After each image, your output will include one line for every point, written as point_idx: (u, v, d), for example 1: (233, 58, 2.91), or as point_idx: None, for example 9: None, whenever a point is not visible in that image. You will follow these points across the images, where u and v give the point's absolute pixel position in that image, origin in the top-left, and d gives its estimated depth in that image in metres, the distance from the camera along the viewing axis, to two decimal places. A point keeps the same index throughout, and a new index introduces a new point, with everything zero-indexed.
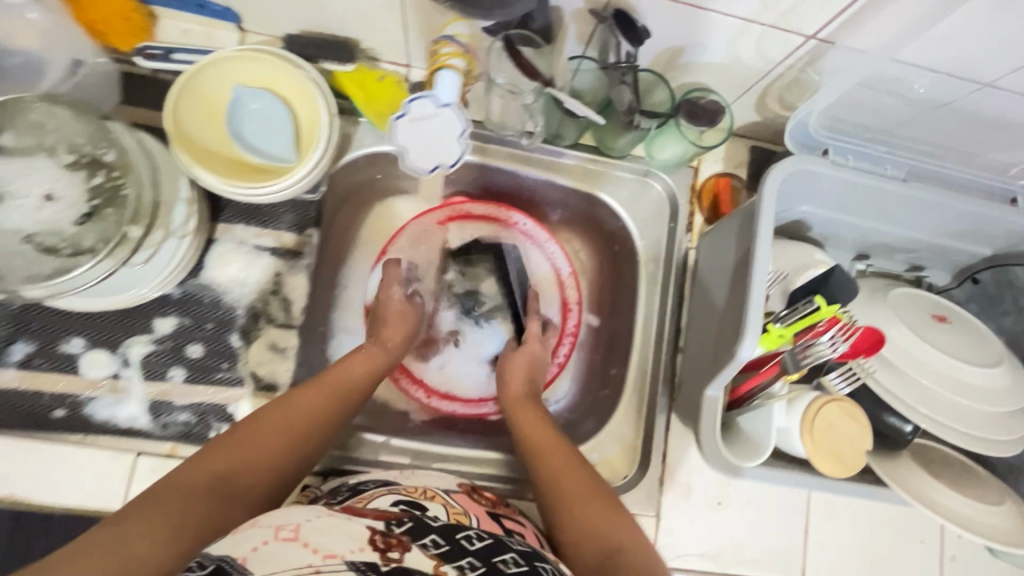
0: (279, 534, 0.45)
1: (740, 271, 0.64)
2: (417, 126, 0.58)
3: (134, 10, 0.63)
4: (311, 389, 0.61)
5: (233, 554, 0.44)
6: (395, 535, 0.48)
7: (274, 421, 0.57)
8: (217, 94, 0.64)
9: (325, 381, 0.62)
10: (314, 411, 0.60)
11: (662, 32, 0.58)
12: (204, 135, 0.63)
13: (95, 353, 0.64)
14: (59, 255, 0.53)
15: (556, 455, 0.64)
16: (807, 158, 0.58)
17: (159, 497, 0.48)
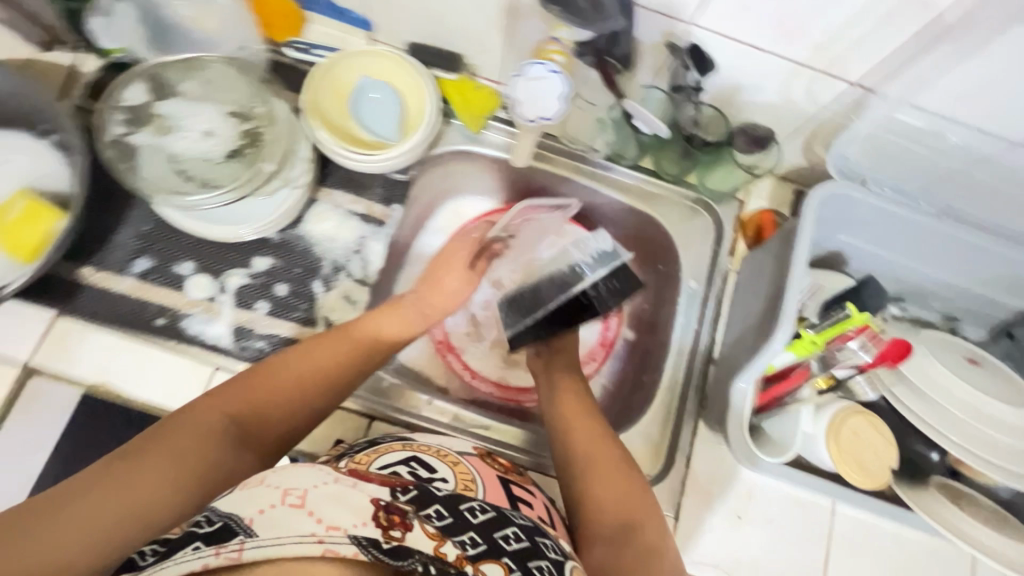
0: (286, 499, 0.47)
1: (777, 284, 0.69)
2: (530, 82, 0.64)
3: (293, 11, 0.78)
4: (328, 349, 0.65)
5: (240, 513, 0.46)
6: (397, 512, 0.47)
7: (286, 371, 0.61)
8: (343, 78, 0.77)
9: (342, 343, 0.66)
10: (329, 370, 0.64)
11: (725, 69, 0.68)
12: (330, 110, 0.76)
13: (200, 277, 0.74)
14: (207, 181, 0.65)
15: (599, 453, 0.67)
16: (843, 183, 0.65)
17: (170, 435, 0.52)
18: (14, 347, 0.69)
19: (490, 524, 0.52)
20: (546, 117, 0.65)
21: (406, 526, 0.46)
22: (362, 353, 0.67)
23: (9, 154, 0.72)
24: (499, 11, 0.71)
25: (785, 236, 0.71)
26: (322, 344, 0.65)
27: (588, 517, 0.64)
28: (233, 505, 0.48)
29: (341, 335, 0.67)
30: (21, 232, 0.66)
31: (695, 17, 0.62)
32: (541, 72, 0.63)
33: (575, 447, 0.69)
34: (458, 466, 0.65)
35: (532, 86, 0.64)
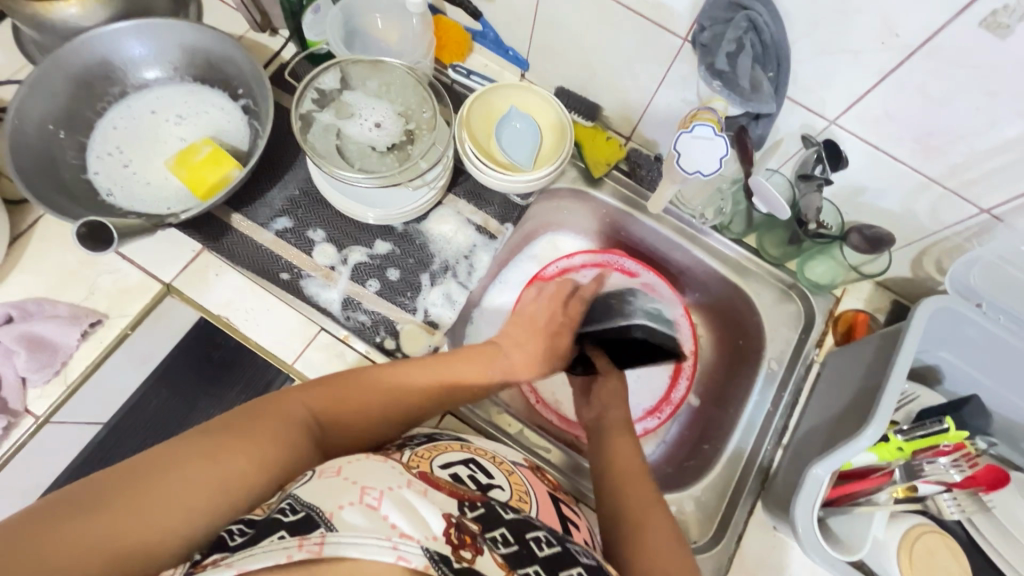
0: (363, 498, 0.47)
1: (870, 384, 0.69)
2: (698, 141, 0.68)
3: (464, 40, 0.89)
4: (406, 380, 0.65)
5: (321, 505, 0.46)
6: (468, 534, 0.47)
7: (368, 391, 0.62)
8: (496, 104, 0.85)
9: (419, 377, 0.66)
10: (400, 403, 0.64)
11: (854, 169, 0.72)
12: (478, 129, 0.84)
13: (327, 245, 0.82)
14: (369, 166, 0.74)
15: (637, 486, 0.68)
16: (955, 299, 0.66)
17: (263, 420, 0.53)
18: (161, 267, 0.77)
19: (555, 560, 0.50)
20: (706, 172, 0.68)
21: (477, 549, 0.46)
22: (436, 392, 0.67)
23: (205, 106, 0.83)
24: (650, 76, 0.78)
25: (885, 337, 0.71)
26: (399, 376, 0.65)
27: (636, 549, 0.61)
28: (312, 493, 0.47)
29: (421, 370, 0.67)
30: (203, 173, 0.76)
31: (838, 116, 0.67)
32: (709, 134, 0.67)
33: (627, 495, 0.67)
34: (512, 475, 0.66)
35: (701, 145, 0.67)
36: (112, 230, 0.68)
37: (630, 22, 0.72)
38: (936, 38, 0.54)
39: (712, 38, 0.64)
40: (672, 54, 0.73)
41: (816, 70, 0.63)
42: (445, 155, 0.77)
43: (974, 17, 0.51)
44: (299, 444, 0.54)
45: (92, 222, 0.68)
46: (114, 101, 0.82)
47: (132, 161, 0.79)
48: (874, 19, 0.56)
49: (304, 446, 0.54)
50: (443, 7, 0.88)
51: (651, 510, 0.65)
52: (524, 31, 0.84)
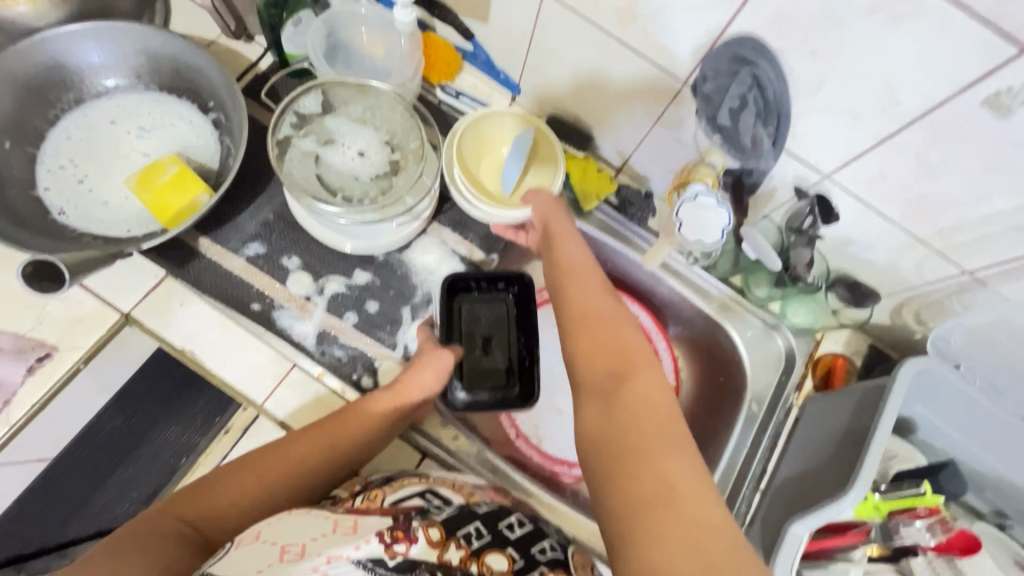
0: (284, 556, 0.46)
1: (850, 440, 0.69)
2: (698, 208, 0.69)
3: (453, 59, 0.85)
4: (285, 449, 0.60)
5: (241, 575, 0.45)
6: (401, 526, 0.49)
7: (244, 478, 0.57)
8: (488, 132, 0.82)
9: (298, 442, 0.61)
10: (297, 468, 0.59)
11: (843, 222, 0.72)
12: (468, 157, 0.80)
13: (302, 274, 0.77)
14: (352, 198, 0.70)
15: (609, 331, 0.61)
16: (935, 360, 0.67)
17: (139, 532, 0.50)
18: (120, 294, 0.72)
19: (491, 515, 0.57)
20: (707, 241, 0.70)
21: (411, 540, 0.49)
22: (328, 450, 0.61)
23: (172, 118, 0.77)
24: (647, 114, 0.76)
25: (866, 391, 0.71)
26: (272, 451, 0.60)
27: (639, 453, 0.48)
28: (231, 568, 0.46)
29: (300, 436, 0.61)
30: (167, 196, 0.70)
31: (832, 172, 0.66)
32: (711, 202, 0.69)
33: (629, 389, 0.54)
34: (473, 497, 0.63)
35: (701, 212, 0.69)
36: (61, 268, 0.63)
37: (629, 60, 0.70)
38: (937, 111, 0.54)
39: (716, 88, 0.64)
40: (669, 96, 0.71)
41: (814, 128, 0.62)
42: (432, 188, 0.73)
43: (977, 95, 0.51)
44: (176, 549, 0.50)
45: (38, 261, 0.64)
46: (69, 109, 0.75)
47: (87, 177, 0.73)
48: (877, 85, 0.55)
49: (178, 549, 0.50)
50: (432, 22, 0.83)
51: (652, 404, 0.53)
52: (518, 57, 0.81)
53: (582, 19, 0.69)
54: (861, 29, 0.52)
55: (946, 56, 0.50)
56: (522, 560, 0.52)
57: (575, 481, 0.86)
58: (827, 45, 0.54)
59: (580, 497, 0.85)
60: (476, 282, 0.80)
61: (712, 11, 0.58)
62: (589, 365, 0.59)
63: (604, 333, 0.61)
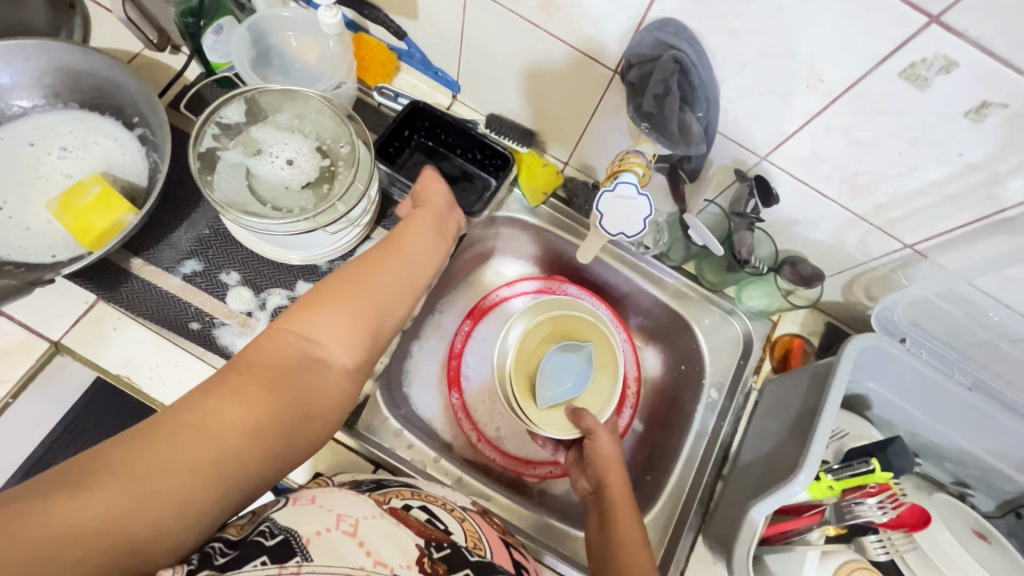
0: (339, 525, 0.45)
1: (802, 420, 0.69)
2: (618, 200, 0.66)
3: (391, 60, 0.84)
4: (320, 315, 0.53)
5: (299, 530, 0.43)
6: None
7: (321, 320, 0.53)
8: (573, 321, 0.85)
9: (330, 305, 0.54)
10: (373, 308, 0.56)
11: (785, 202, 0.71)
12: (529, 351, 0.84)
13: (243, 289, 0.75)
14: (282, 209, 0.68)
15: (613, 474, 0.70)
16: (881, 336, 0.66)
17: (194, 415, 0.42)
18: (49, 323, 0.69)
19: None
20: (631, 233, 0.68)
21: None
22: (393, 289, 0.59)
23: (94, 136, 0.74)
24: (585, 105, 0.74)
25: (818, 372, 0.70)
26: (297, 315, 0.52)
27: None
28: (289, 518, 0.45)
29: (318, 296, 0.54)
30: (91, 218, 0.68)
31: (769, 153, 0.65)
32: (632, 194, 0.66)
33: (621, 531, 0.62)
34: (464, 523, 0.60)
35: (619, 204, 0.66)
36: None
37: (560, 51, 0.69)
38: (859, 85, 0.53)
39: (641, 77, 0.62)
40: (603, 85, 0.70)
41: (744, 110, 0.62)
42: (367, 192, 0.71)
43: (894, 68, 0.50)
44: (244, 441, 0.43)
45: None
46: None
47: (7, 203, 0.70)
48: (799, 63, 0.54)
49: (284, 400, 0.47)
50: (365, 24, 0.82)
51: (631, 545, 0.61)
52: (452, 54, 0.79)
53: (507, 12, 0.67)
54: (775, 8, 0.51)
55: (859, 30, 0.49)
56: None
57: (540, 480, 0.84)
58: (746, 25, 0.53)
59: (547, 495, 0.84)
60: (391, 146, 0.80)
61: None
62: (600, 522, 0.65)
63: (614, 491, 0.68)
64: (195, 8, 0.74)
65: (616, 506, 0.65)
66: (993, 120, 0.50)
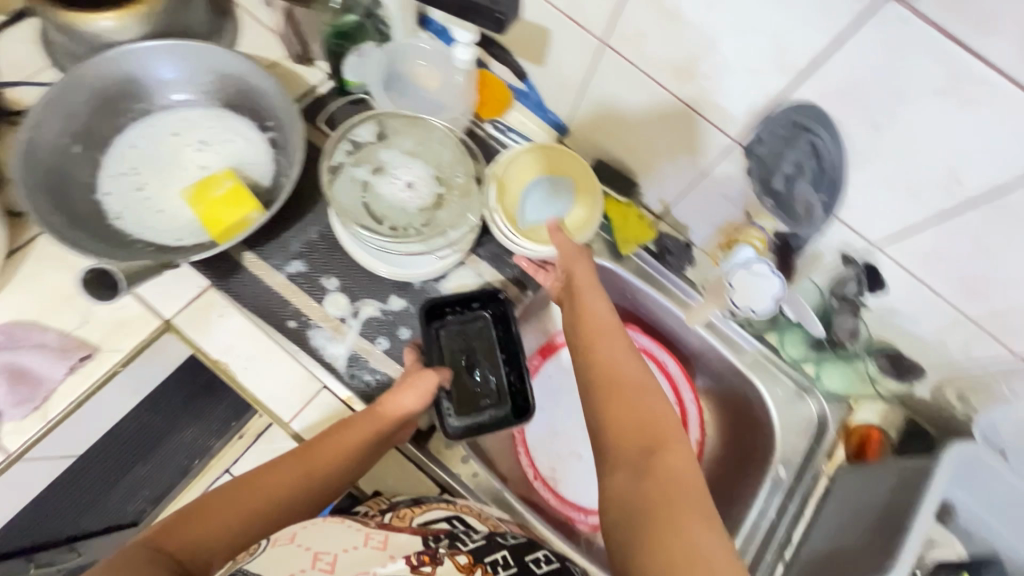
0: (317, 562, 0.52)
1: (886, 519, 0.66)
2: (751, 275, 0.75)
3: (505, 98, 0.87)
4: (212, 522, 0.52)
5: (275, 574, 0.51)
6: (428, 553, 0.54)
7: (232, 505, 0.54)
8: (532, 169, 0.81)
9: (240, 496, 0.55)
10: (288, 497, 0.58)
11: (889, 293, 0.70)
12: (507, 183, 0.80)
13: (339, 295, 0.78)
14: (397, 227, 0.72)
15: (616, 393, 0.60)
16: (981, 446, 0.64)
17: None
18: (163, 300, 0.73)
19: (519, 548, 0.60)
20: (755, 309, 0.77)
21: (436, 563, 0.53)
22: (312, 475, 0.60)
23: (231, 134, 0.80)
24: (695, 167, 0.76)
25: (904, 471, 0.69)
26: (197, 517, 0.52)
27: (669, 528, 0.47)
28: (265, 567, 0.52)
29: (232, 493, 0.55)
30: (221, 211, 0.72)
31: (883, 243, 0.65)
32: (765, 271, 0.74)
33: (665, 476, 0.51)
34: (490, 520, 0.67)
35: (753, 279, 0.75)
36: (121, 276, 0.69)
37: (683, 115, 0.71)
38: (1003, 194, 0.53)
39: (771, 153, 0.64)
40: (719, 153, 0.71)
41: (867, 200, 0.62)
42: (476, 223, 0.76)
43: None
44: None
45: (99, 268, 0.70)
46: (137, 118, 0.78)
47: (146, 184, 0.76)
48: (939, 165, 0.55)
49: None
50: (488, 62, 0.84)
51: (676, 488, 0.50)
52: (569, 101, 0.82)
53: (639, 72, 0.70)
54: (928, 111, 0.51)
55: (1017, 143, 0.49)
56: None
57: (591, 529, 0.83)
58: (891, 122, 0.54)
59: (594, 546, 0.83)
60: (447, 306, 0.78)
61: (774, 77, 0.59)
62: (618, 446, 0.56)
63: (619, 402, 0.59)
64: (343, 31, 0.80)
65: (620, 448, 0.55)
66: None
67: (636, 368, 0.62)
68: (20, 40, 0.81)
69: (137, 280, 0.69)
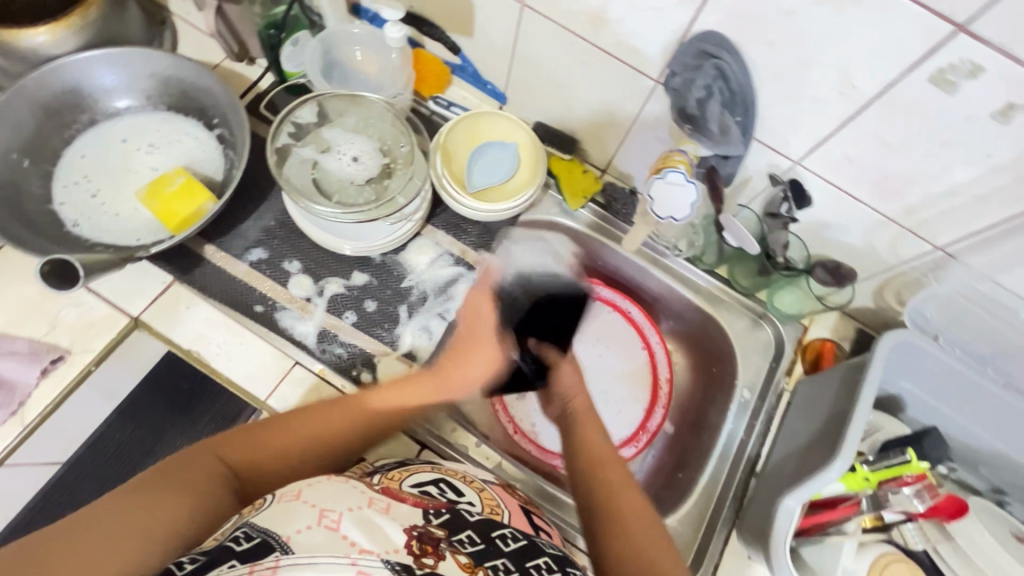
0: (321, 521, 0.48)
1: (838, 412, 0.70)
2: (670, 187, 0.71)
3: (441, 74, 0.91)
4: (276, 442, 0.60)
5: (279, 532, 0.47)
6: (430, 542, 0.50)
7: (294, 428, 0.61)
8: (481, 134, 0.86)
9: (304, 425, 0.62)
10: (349, 435, 0.64)
11: (818, 206, 0.75)
12: (456, 150, 0.84)
13: (302, 276, 0.81)
14: (346, 200, 0.75)
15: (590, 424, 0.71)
16: (914, 333, 0.68)
17: (154, 484, 0.51)
18: (130, 300, 0.75)
19: (521, 552, 0.55)
20: (678, 217, 0.73)
21: (438, 556, 0.49)
22: (368, 419, 0.65)
23: (179, 135, 0.82)
24: (625, 115, 0.80)
25: (849, 368, 0.73)
26: (260, 431, 0.60)
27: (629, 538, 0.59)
28: (270, 521, 0.49)
29: (296, 420, 0.62)
30: (175, 204, 0.74)
31: (802, 157, 0.70)
32: (681, 181, 0.69)
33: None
34: (483, 492, 0.63)
35: (672, 191, 0.71)
36: (77, 267, 0.66)
37: (606, 64, 0.75)
38: (890, 90, 0.57)
39: (683, 84, 0.66)
40: (645, 94, 0.75)
41: (779, 117, 0.66)
42: (424, 189, 0.79)
43: (923, 73, 0.54)
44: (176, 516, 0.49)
45: (56, 259, 0.66)
46: (83, 129, 0.80)
47: (100, 191, 0.78)
48: (834, 73, 0.59)
49: (223, 493, 0.54)
50: (422, 39, 0.89)
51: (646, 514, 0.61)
52: (502, 68, 0.86)
53: (559, 27, 0.74)
54: (811, 21, 0.56)
55: (891, 38, 0.54)
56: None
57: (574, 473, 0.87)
58: (784, 36, 0.59)
59: None
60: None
61: (675, 11, 0.63)
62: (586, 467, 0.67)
63: (637, 530, 0.59)
64: (277, 23, 0.82)
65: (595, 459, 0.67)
66: (1018, 121, 0.54)
67: (615, 481, 0.64)
68: None
69: (93, 271, 0.68)
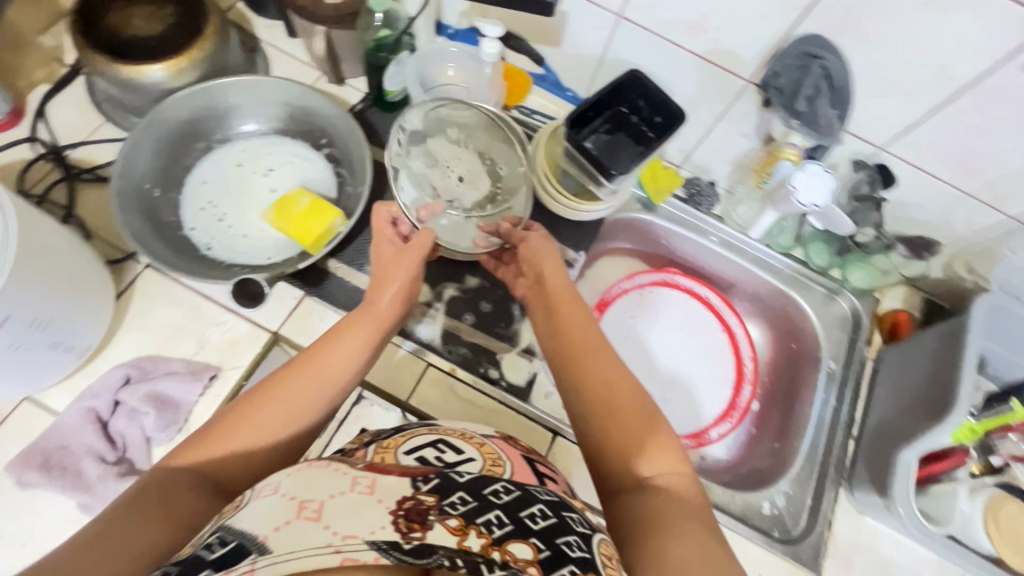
0: (301, 513, 0.43)
1: (940, 373, 0.77)
2: (811, 174, 0.75)
3: (524, 83, 0.94)
4: (231, 435, 0.55)
5: (254, 530, 0.42)
6: (417, 518, 0.43)
7: (240, 421, 0.56)
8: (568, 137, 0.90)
9: (252, 414, 0.57)
10: (286, 420, 0.58)
11: (898, 186, 0.81)
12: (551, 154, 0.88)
13: (420, 283, 0.85)
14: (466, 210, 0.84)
15: (611, 382, 0.62)
16: (1000, 296, 0.76)
17: (129, 511, 0.48)
18: (267, 316, 0.78)
19: (519, 500, 0.46)
20: (821, 204, 0.75)
21: (425, 526, 0.42)
22: (301, 396, 0.59)
23: (290, 155, 0.85)
24: (711, 114, 0.86)
25: (942, 333, 0.80)
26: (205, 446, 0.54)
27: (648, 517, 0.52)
28: (247, 518, 0.44)
29: (225, 418, 0.57)
30: (308, 222, 0.78)
31: (888, 144, 0.77)
32: (820, 170, 0.75)
33: (664, 481, 0.55)
34: (483, 446, 0.60)
35: (817, 178, 0.75)
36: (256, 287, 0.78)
37: (698, 68, 0.81)
38: (983, 79, 0.64)
39: (789, 82, 0.73)
40: (734, 93, 0.81)
41: (871, 107, 0.73)
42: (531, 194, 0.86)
43: (1018, 64, 0.62)
44: (157, 530, 0.47)
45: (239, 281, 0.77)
46: (201, 156, 0.84)
47: (226, 215, 0.81)
48: (930, 65, 0.66)
49: (193, 498, 0.51)
50: (505, 54, 0.93)
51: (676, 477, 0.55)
52: (586, 75, 0.92)
53: (656, 37, 0.79)
54: (915, 22, 0.63)
55: (990, 34, 0.61)
56: (548, 549, 0.44)
57: None
58: (885, 36, 0.65)
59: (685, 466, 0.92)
60: (590, 112, 0.81)
61: (780, 18, 0.69)
62: (609, 437, 0.59)
63: (637, 424, 0.59)
64: (382, 44, 0.86)
65: (607, 434, 0.59)
66: None
67: (603, 367, 0.63)
68: (70, 103, 0.86)
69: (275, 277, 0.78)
